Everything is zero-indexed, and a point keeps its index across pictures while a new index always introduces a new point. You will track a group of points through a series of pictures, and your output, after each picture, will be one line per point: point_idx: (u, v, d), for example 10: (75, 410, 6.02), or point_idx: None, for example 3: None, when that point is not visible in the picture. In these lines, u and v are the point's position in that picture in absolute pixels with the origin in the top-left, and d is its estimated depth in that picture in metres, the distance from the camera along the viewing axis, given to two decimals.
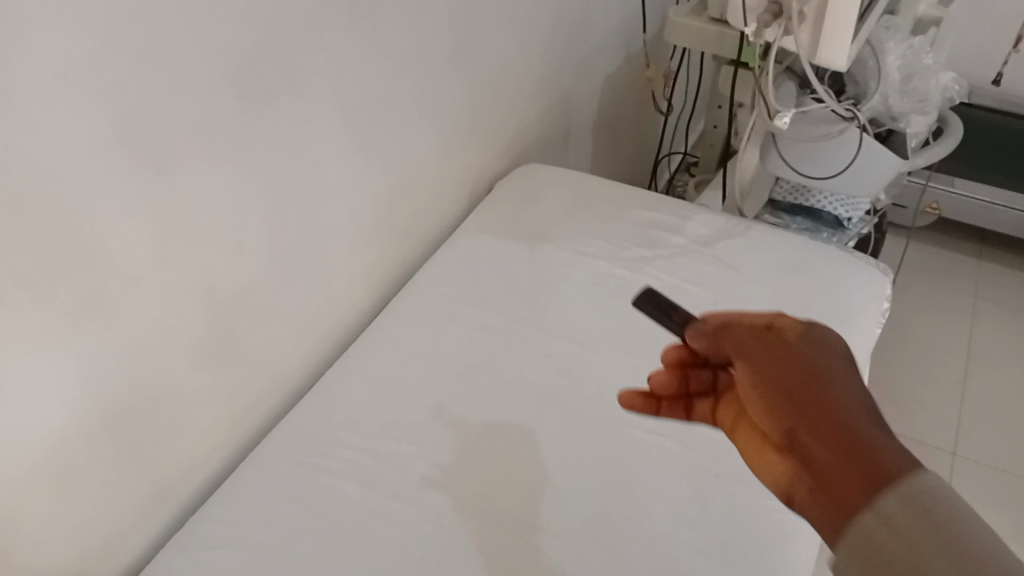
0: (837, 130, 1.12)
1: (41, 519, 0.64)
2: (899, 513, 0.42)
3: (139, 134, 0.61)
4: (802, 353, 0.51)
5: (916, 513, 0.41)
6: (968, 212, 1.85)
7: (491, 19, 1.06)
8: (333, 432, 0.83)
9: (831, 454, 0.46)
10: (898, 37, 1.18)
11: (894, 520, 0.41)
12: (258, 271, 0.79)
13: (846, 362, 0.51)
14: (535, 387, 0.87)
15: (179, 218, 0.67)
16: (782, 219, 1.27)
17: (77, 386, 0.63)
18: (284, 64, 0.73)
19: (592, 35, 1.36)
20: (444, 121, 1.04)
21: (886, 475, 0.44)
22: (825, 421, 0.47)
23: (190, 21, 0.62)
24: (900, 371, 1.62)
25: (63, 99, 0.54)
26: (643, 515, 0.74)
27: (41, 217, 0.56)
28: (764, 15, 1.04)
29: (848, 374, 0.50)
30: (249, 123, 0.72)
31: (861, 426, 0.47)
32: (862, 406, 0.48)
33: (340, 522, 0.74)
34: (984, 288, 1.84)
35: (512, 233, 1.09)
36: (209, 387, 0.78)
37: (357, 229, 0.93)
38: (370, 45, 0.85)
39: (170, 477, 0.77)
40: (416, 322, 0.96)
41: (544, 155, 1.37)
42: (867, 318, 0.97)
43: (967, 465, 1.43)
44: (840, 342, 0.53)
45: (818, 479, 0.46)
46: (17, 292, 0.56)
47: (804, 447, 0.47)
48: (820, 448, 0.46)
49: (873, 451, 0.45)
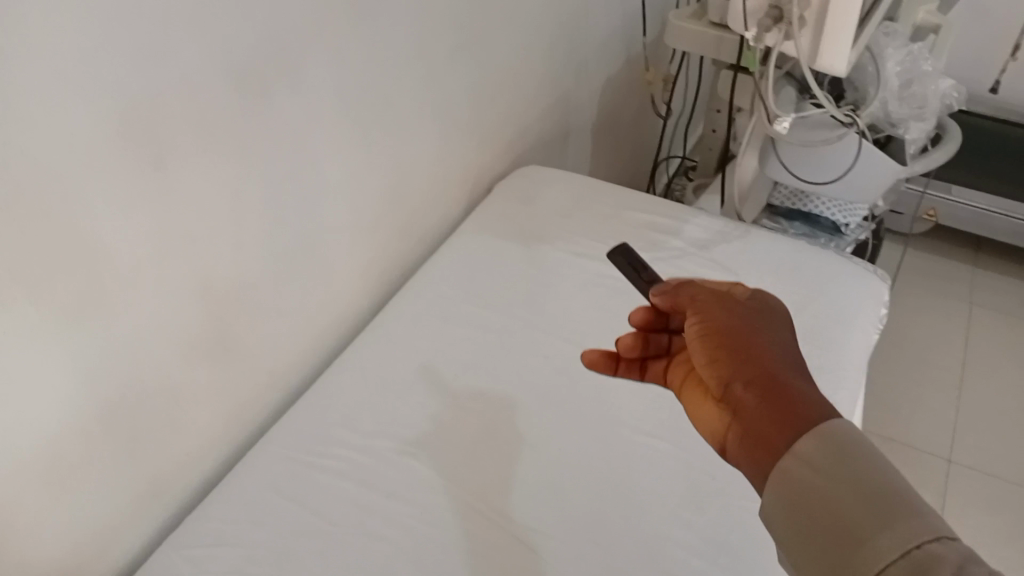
0: (836, 136, 1.11)
1: (33, 515, 0.63)
2: (823, 456, 0.46)
3: (136, 129, 0.61)
4: (746, 305, 0.56)
5: (839, 458, 0.45)
6: (964, 218, 1.86)
7: (492, 18, 1.06)
8: (330, 431, 0.83)
9: (756, 402, 0.50)
10: (897, 43, 1.18)
11: (819, 464, 0.45)
12: (256, 268, 0.79)
13: (783, 323, 0.56)
14: (533, 387, 0.87)
15: (176, 214, 0.67)
16: (780, 223, 1.30)
17: (73, 382, 0.63)
18: (283, 59, 0.73)
19: (592, 37, 1.36)
20: (443, 120, 1.04)
21: (804, 418, 0.48)
22: (759, 372, 0.51)
23: (189, 17, 0.62)
24: (895, 375, 1.62)
25: (60, 94, 0.54)
26: (641, 516, 0.74)
27: (37, 213, 0.55)
28: (765, 19, 1.04)
29: (780, 334, 0.55)
30: (246, 119, 0.71)
31: (789, 379, 0.51)
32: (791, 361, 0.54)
33: (336, 521, 0.74)
34: (979, 294, 1.84)
35: (511, 233, 1.09)
36: (205, 384, 0.77)
37: (356, 228, 0.93)
38: (370, 42, 0.84)
39: (166, 474, 0.76)
40: (414, 320, 0.96)
41: (544, 156, 1.37)
42: (863, 321, 0.98)
43: (961, 469, 1.44)
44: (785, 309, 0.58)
45: (744, 426, 0.50)
46: (12, 287, 0.55)
47: (735, 394, 0.51)
48: (748, 395, 0.50)
49: (797, 399, 0.49)
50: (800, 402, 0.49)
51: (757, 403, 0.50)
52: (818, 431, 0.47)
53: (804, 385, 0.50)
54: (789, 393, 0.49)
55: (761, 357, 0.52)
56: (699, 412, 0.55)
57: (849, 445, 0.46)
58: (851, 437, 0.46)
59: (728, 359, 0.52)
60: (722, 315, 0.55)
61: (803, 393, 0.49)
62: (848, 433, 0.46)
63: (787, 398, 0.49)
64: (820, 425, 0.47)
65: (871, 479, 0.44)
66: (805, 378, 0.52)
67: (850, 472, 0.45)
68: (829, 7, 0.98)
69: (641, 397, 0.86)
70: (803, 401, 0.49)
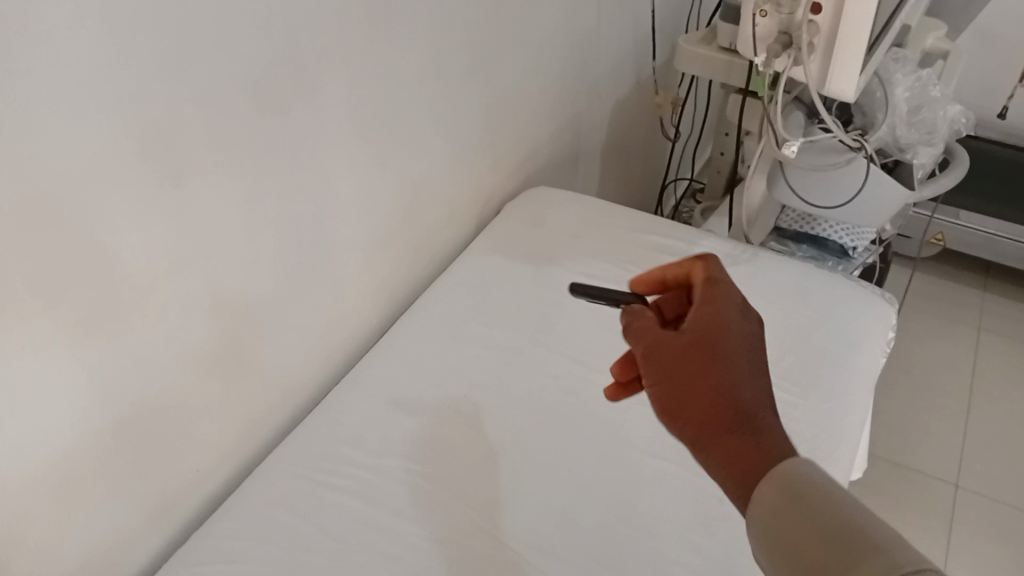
0: (845, 159, 1.12)
1: (45, 532, 0.64)
2: (784, 501, 0.51)
3: (155, 144, 0.62)
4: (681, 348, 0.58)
5: (800, 498, 0.51)
6: (972, 242, 1.87)
7: (505, 38, 1.07)
8: (339, 448, 0.83)
9: (709, 463, 0.55)
10: (906, 70, 1.20)
11: (783, 508, 0.51)
12: (269, 286, 0.80)
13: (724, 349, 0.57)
14: (542, 405, 0.87)
15: (193, 229, 0.68)
16: (787, 246, 1.29)
17: (86, 393, 0.63)
18: (300, 76, 0.74)
19: (603, 60, 1.37)
20: (455, 140, 1.05)
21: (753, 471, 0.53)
22: (701, 435, 0.55)
23: (207, 36, 0.63)
24: (902, 399, 1.62)
25: (79, 108, 0.55)
26: (648, 537, 0.74)
27: (55, 224, 0.56)
28: (774, 45, 1.04)
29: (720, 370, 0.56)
30: (262, 136, 0.72)
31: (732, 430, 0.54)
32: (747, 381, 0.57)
33: (343, 539, 0.74)
34: (987, 319, 1.84)
35: (520, 254, 1.10)
36: (217, 400, 0.78)
37: (368, 246, 0.94)
38: (386, 61, 0.85)
39: (176, 491, 0.77)
40: (423, 339, 0.96)
41: (554, 177, 1.38)
42: (871, 344, 0.98)
43: (968, 495, 1.43)
44: (725, 328, 0.58)
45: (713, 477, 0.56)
46: (29, 300, 0.56)
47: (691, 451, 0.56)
48: (701, 456, 0.55)
49: (742, 452, 0.53)
50: (745, 450, 0.53)
51: (710, 463, 0.55)
52: (773, 479, 0.52)
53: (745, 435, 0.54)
54: (734, 441, 0.54)
55: (698, 420, 0.55)
56: None
57: (805, 484, 0.51)
58: (806, 475, 0.52)
59: (675, 425, 0.57)
60: (660, 378, 0.58)
61: (747, 440, 0.54)
62: (802, 473, 0.52)
63: (731, 449, 0.54)
64: (772, 473, 0.52)
65: (835, 514, 0.50)
66: (755, 411, 0.55)
67: (814, 510, 0.50)
68: (838, 33, 0.99)
69: (650, 418, 0.86)
70: (748, 450, 0.53)
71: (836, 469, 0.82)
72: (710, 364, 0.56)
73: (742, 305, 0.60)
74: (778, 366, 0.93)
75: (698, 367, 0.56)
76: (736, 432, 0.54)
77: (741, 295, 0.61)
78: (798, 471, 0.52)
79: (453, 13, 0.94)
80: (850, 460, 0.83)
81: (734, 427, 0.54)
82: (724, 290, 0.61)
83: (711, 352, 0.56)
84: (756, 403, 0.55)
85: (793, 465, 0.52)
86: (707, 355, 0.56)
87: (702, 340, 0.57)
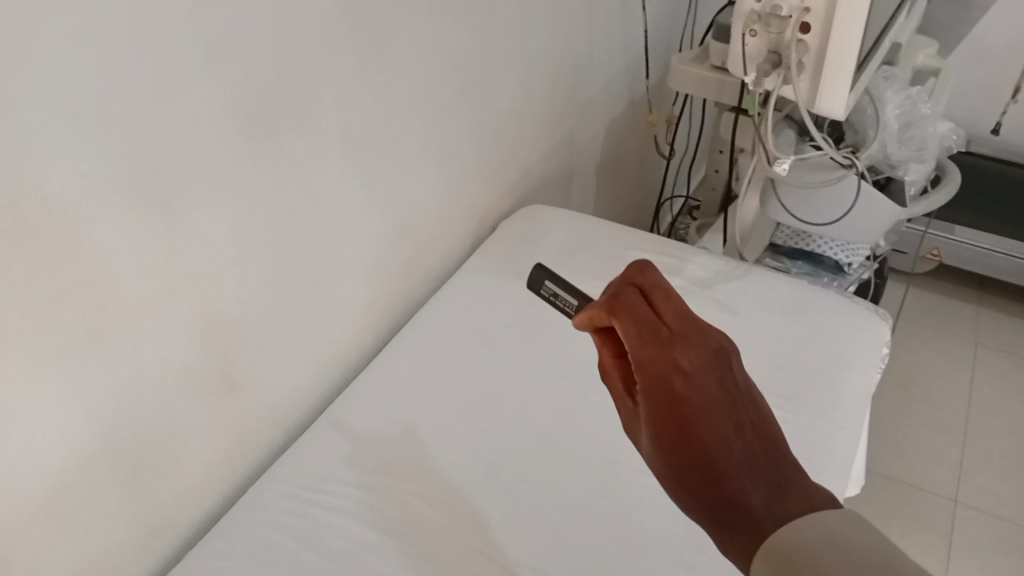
0: (835, 177, 1.12)
1: (35, 549, 0.64)
2: (777, 575, 0.45)
3: (146, 169, 0.63)
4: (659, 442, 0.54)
5: (794, 562, 0.44)
6: (967, 258, 1.86)
7: (498, 60, 1.09)
8: (332, 467, 0.84)
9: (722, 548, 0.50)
10: (896, 87, 1.21)
11: None
12: (260, 308, 0.81)
13: (691, 439, 0.52)
14: (532, 423, 0.88)
15: (185, 249, 0.69)
16: (783, 262, 1.32)
17: (76, 411, 0.64)
18: (290, 101, 0.75)
19: (594, 80, 1.38)
20: (449, 160, 1.06)
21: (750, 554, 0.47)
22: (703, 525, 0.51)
23: (197, 60, 0.64)
24: (902, 416, 1.62)
25: (66, 135, 0.56)
26: (640, 554, 0.74)
27: (43, 247, 0.57)
28: (764, 64, 1.06)
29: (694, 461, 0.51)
30: (253, 159, 0.73)
31: (719, 518, 0.49)
32: (726, 453, 0.50)
33: (336, 559, 0.75)
34: (985, 334, 1.84)
35: (514, 272, 1.10)
36: (209, 420, 0.78)
37: (360, 265, 0.95)
38: (377, 84, 0.87)
39: (168, 512, 0.77)
40: (414, 357, 0.97)
41: (549, 195, 1.39)
42: (866, 360, 0.98)
43: (968, 511, 1.42)
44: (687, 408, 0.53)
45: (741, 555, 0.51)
46: (21, 322, 0.57)
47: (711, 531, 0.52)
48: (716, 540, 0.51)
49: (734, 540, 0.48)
50: (729, 528, 0.48)
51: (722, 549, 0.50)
52: (766, 550, 0.46)
53: (729, 520, 0.48)
54: (719, 518, 0.49)
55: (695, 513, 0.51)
56: None
57: (797, 548, 0.45)
58: (797, 535, 0.45)
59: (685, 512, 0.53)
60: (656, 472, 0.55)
61: (727, 519, 0.49)
62: (791, 535, 0.45)
63: (721, 535, 0.49)
64: (765, 544, 0.46)
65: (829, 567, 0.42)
66: (727, 475, 0.50)
67: (804, 571, 0.43)
68: (825, 53, 1.00)
69: None
70: (729, 530, 0.48)
71: (833, 480, 0.83)
72: (672, 453, 0.53)
73: (681, 358, 0.55)
74: (769, 383, 0.93)
75: (664, 457, 0.53)
76: (717, 511, 0.49)
77: (674, 349, 0.56)
78: (791, 533, 0.45)
79: (445, 34, 0.96)
80: (841, 476, 0.83)
81: (711, 515, 0.50)
82: (657, 354, 0.56)
83: (672, 439, 0.53)
84: (730, 467, 0.50)
85: (782, 531, 0.46)
86: (664, 444, 0.53)
87: (659, 427, 0.54)
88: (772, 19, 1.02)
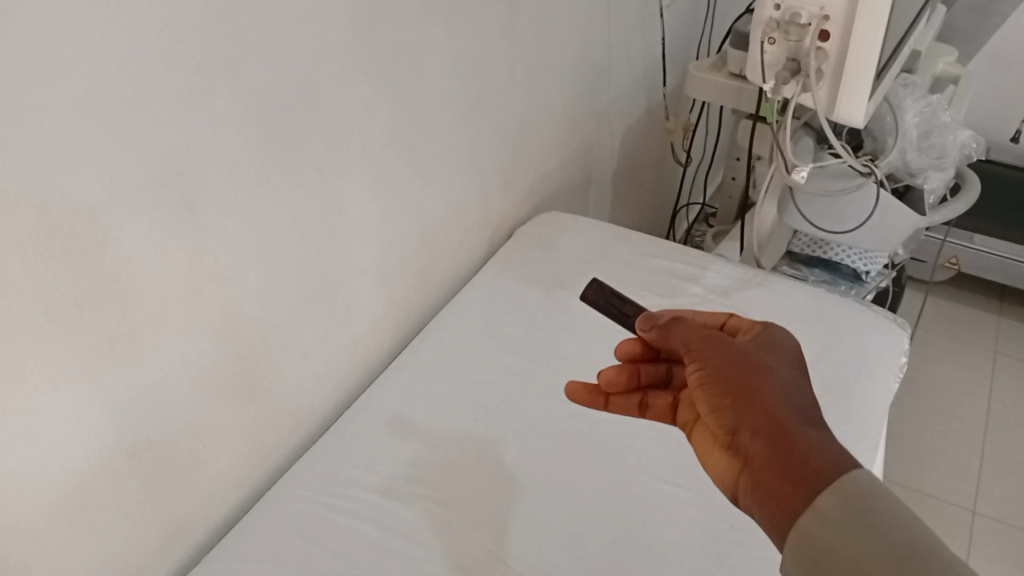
0: (855, 185, 1.12)
1: (60, 548, 0.65)
2: (846, 509, 0.48)
3: (172, 174, 0.64)
4: (743, 354, 0.61)
5: (868, 506, 0.48)
6: (987, 266, 1.88)
7: (518, 66, 1.09)
8: (349, 472, 0.84)
9: (762, 451, 0.54)
10: (915, 95, 1.20)
11: (843, 517, 0.48)
12: (282, 313, 0.81)
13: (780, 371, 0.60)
14: (551, 431, 0.88)
15: (208, 254, 0.70)
16: (800, 270, 1.31)
17: (99, 416, 0.64)
18: (314, 108, 0.76)
19: (613, 87, 1.39)
20: (468, 167, 1.06)
21: (812, 474, 0.51)
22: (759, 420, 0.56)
23: (223, 68, 0.65)
24: (920, 425, 1.61)
25: (97, 139, 0.57)
26: (657, 562, 0.74)
27: (69, 251, 0.57)
28: (783, 72, 1.05)
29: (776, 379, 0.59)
30: (277, 164, 0.74)
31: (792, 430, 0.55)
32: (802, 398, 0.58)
33: (352, 563, 0.75)
34: (1005, 344, 1.82)
35: (533, 278, 1.11)
36: (229, 424, 0.79)
37: (381, 271, 0.96)
38: (399, 91, 0.87)
39: (190, 514, 0.78)
40: (434, 363, 0.97)
41: (567, 202, 1.39)
42: (885, 369, 0.97)
43: (986, 522, 1.41)
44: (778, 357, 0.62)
45: (754, 475, 0.55)
46: (46, 326, 0.57)
47: (743, 440, 0.56)
48: (754, 442, 0.55)
49: (804, 452, 0.53)
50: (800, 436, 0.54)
51: (762, 451, 0.54)
52: (839, 485, 0.50)
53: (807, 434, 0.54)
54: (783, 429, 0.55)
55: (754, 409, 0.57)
56: (710, 460, 0.60)
57: (870, 497, 0.48)
58: (867, 486, 0.49)
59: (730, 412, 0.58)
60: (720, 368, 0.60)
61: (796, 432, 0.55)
62: (864, 484, 0.49)
63: (782, 435, 0.54)
64: (836, 478, 0.50)
65: (892, 529, 0.47)
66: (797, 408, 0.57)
67: (876, 522, 0.47)
68: (846, 59, 1.00)
69: (657, 446, 0.86)
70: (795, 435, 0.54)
71: None
72: (751, 367, 0.60)
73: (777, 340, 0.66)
74: None
75: (741, 366, 0.60)
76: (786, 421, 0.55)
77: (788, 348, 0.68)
78: (863, 482, 0.49)
79: (465, 41, 0.96)
80: None
81: (800, 417, 0.56)
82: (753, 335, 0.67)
83: (755, 361, 0.60)
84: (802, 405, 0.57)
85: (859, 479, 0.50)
86: (749, 360, 0.61)
87: (747, 352, 0.62)
88: (790, 27, 1.02)
